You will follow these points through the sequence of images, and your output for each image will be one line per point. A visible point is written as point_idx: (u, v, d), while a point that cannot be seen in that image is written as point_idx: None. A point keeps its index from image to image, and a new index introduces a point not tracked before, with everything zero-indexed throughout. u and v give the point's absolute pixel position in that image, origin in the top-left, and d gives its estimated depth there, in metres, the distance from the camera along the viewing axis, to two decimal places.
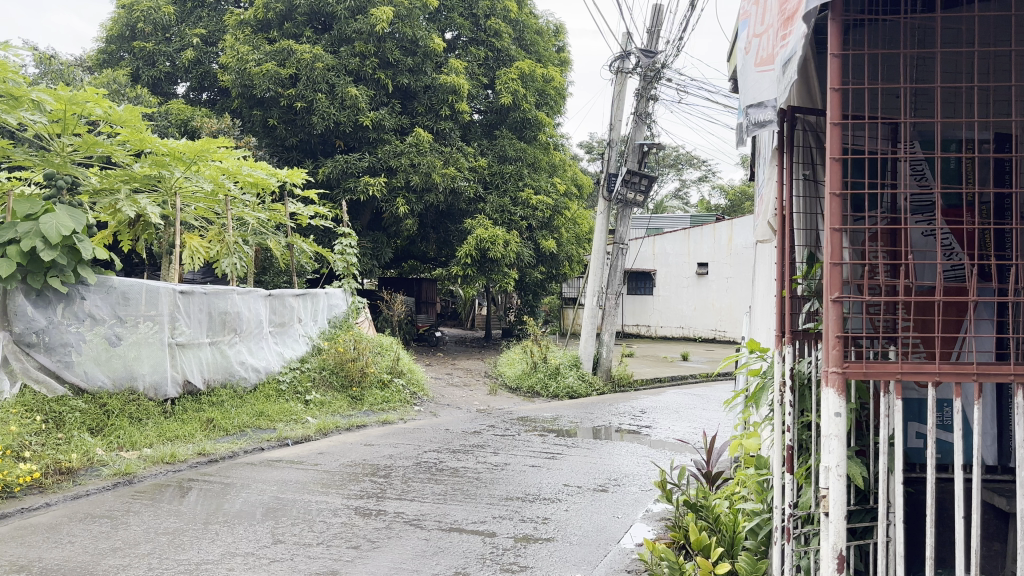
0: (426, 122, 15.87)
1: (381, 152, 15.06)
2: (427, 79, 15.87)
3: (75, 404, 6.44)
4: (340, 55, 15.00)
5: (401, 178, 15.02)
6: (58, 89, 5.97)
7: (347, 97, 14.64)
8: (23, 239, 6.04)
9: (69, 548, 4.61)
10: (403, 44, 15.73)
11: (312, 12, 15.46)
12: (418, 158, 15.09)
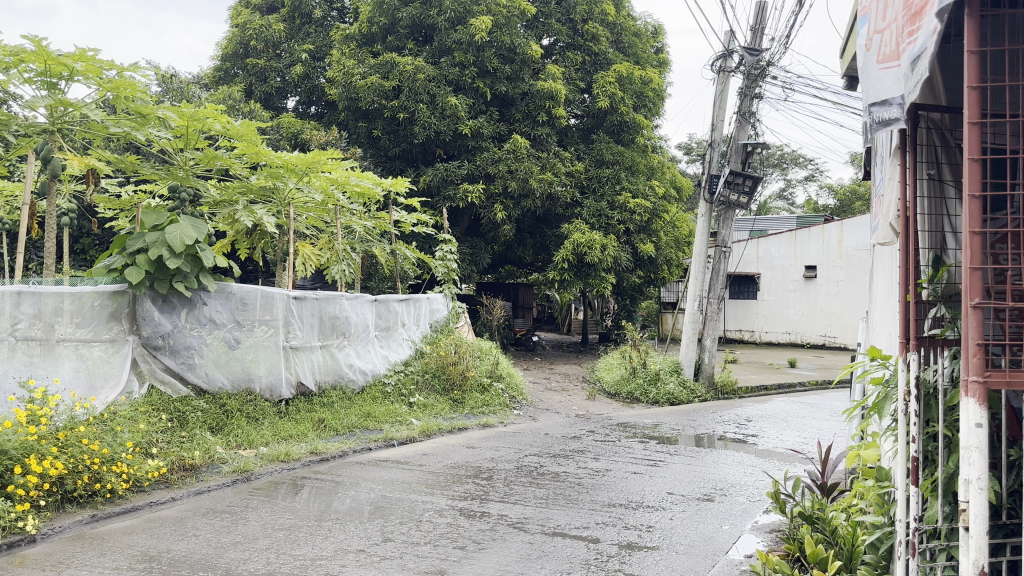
0: (524, 128, 16.00)
1: (480, 160, 15.24)
2: (525, 86, 16.02)
3: (198, 404, 6.81)
4: (441, 66, 15.34)
5: (498, 184, 15.18)
6: (182, 106, 6.29)
7: (448, 106, 14.91)
8: (151, 248, 6.43)
9: (194, 541, 4.87)
10: (501, 53, 15.91)
11: (414, 25, 15.86)
12: (515, 165, 15.21)
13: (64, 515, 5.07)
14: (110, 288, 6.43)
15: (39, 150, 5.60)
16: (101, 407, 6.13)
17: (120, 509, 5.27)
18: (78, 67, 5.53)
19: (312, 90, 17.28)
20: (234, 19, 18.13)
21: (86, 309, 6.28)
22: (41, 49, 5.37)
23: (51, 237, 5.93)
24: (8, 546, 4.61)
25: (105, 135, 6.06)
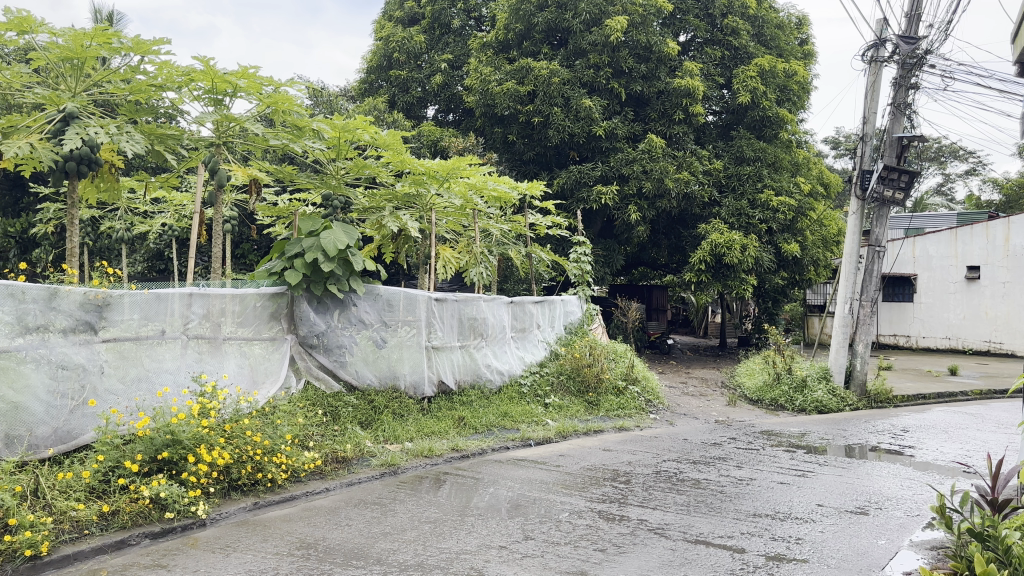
0: (660, 127, 15.82)
1: (614, 161, 15.21)
2: (660, 84, 15.83)
3: (349, 400, 7.18)
4: (576, 69, 15.45)
5: (632, 185, 15.06)
6: (334, 118, 6.60)
7: (582, 108, 14.93)
8: (308, 253, 6.84)
9: (347, 530, 5.14)
10: (636, 52, 15.83)
11: (550, 29, 16.07)
12: (650, 165, 15.06)
13: (231, 501, 5.48)
14: (271, 290, 6.86)
15: (207, 162, 6.01)
16: (263, 401, 6.57)
17: (280, 497, 5.64)
18: (241, 84, 5.86)
19: (451, 98, 17.83)
20: (378, 32, 18.98)
21: (250, 310, 6.71)
22: (209, 68, 5.72)
23: (218, 242, 6.35)
24: (183, 529, 5.07)
25: (264, 147, 6.40)
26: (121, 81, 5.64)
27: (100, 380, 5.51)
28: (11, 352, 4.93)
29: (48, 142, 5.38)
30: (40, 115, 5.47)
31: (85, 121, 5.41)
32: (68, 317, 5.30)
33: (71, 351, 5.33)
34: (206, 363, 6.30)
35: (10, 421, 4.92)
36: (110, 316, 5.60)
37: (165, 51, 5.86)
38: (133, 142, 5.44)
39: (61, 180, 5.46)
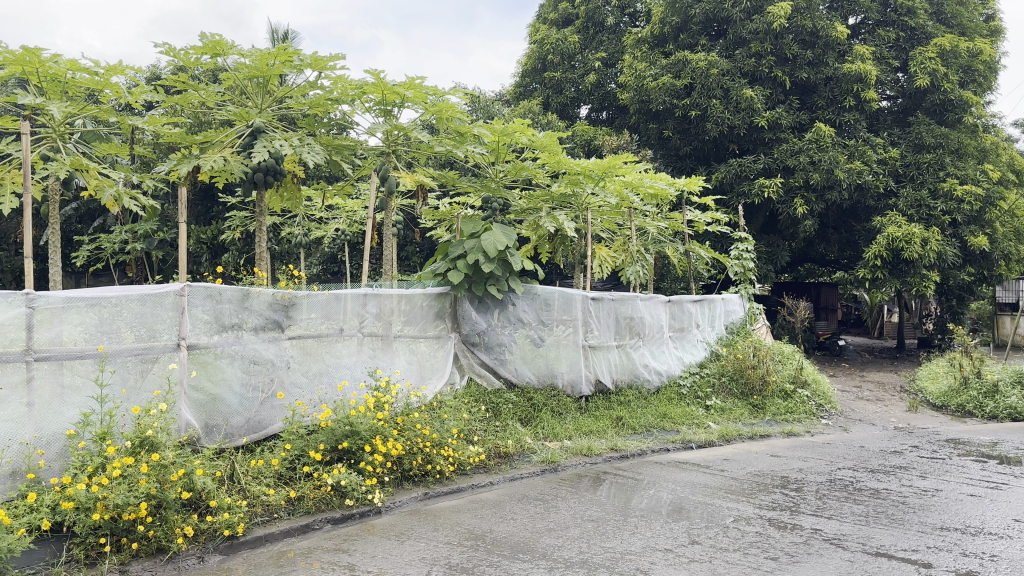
0: (828, 115, 15.28)
1: (778, 152, 14.89)
2: (829, 70, 15.27)
3: (509, 397, 7.38)
4: (736, 59, 15.42)
5: (799, 177, 14.65)
6: (494, 123, 6.77)
7: (742, 99, 14.84)
8: (470, 254, 7.09)
9: (512, 524, 5.31)
10: (801, 38, 15.44)
11: (707, 20, 16.20)
12: (818, 155, 14.52)
13: (403, 491, 5.84)
14: (437, 290, 7.16)
15: (379, 169, 6.49)
16: (431, 396, 6.91)
17: (448, 489, 5.92)
18: (409, 95, 6.14)
19: (604, 96, 18.03)
20: (532, 35, 19.42)
21: (417, 309, 7.04)
22: (379, 81, 6.06)
23: (388, 245, 6.73)
24: (361, 515, 5.48)
25: (430, 154, 6.64)
26: (302, 96, 6.08)
27: (287, 374, 6.05)
28: (209, 348, 5.58)
29: (238, 154, 5.96)
30: (230, 130, 6.02)
31: (270, 134, 5.93)
32: (258, 316, 5.85)
33: (261, 347, 5.89)
34: (379, 360, 6.70)
35: (209, 412, 5.58)
36: (295, 316, 6.10)
37: (340, 67, 6.22)
38: (313, 153, 5.86)
39: (251, 189, 6.00)
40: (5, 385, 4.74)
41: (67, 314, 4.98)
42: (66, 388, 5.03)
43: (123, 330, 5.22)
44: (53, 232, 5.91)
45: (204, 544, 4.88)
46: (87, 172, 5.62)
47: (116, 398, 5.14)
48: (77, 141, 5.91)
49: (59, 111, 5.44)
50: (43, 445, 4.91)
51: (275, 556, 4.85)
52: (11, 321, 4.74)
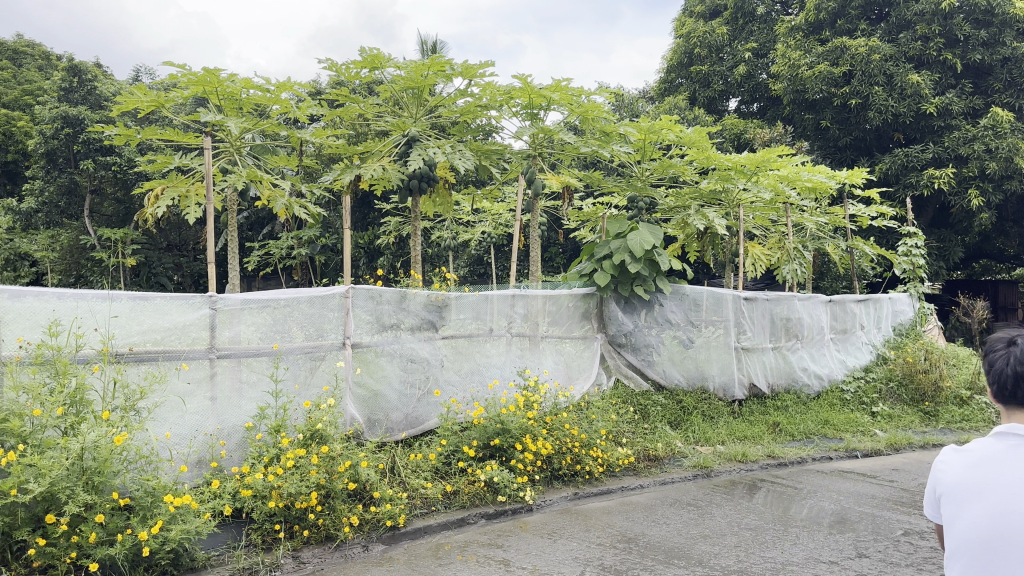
0: (1005, 100, 14.71)
1: (948, 141, 14.39)
2: (1005, 50, 14.72)
3: (658, 399, 7.33)
4: (901, 43, 15.05)
5: (973, 167, 14.09)
6: (640, 121, 6.69)
7: (908, 85, 14.62)
8: (616, 254, 7.14)
9: (666, 529, 5.24)
10: (974, 17, 14.93)
11: (867, 4, 15.97)
12: (995, 142, 13.92)
13: (554, 490, 5.94)
14: (583, 291, 7.31)
15: (525, 173, 6.62)
16: (579, 395, 7.04)
17: (598, 490, 5.96)
18: (555, 97, 6.19)
19: (754, 87, 18.52)
20: (678, 29, 20.12)
21: (564, 310, 7.21)
22: (527, 85, 6.14)
23: (535, 247, 6.91)
24: (513, 512, 5.64)
25: (576, 155, 6.65)
26: (454, 104, 6.35)
27: (441, 372, 6.38)
28: (371, 346, 6.01)
29: (396, 163, 6.41)
30: (388, 140, 6.43)
31: (425, 143, 6.30)
32: (414, 316, 6.24)
33: (418, 346, 6.27)
34: (528, 360, 6.90)
35: (371, 407, 6.00)
36: (448, 316, 6.45)
37: (489, 74, 6.40)
38: (464, 159, 6.10)
39: (407, 196, 6.49)
40: (191, 380, 5.28)
41: (244, 315, 5.50)
42: (244, 384, 5.53)
43: (294, 330, 5.71)
44: (231, 242, 6.39)
45: (369, 533, 5.15)
46: (262, 183, 6.10)
47: (288, 393, 5.60)
48: (250, 155, 6.39)
49: (235, 126, 5.86)
50: (224, 436, 5.40)
51: (433, 548, 5.05)
52: (196, 322, 5.30)
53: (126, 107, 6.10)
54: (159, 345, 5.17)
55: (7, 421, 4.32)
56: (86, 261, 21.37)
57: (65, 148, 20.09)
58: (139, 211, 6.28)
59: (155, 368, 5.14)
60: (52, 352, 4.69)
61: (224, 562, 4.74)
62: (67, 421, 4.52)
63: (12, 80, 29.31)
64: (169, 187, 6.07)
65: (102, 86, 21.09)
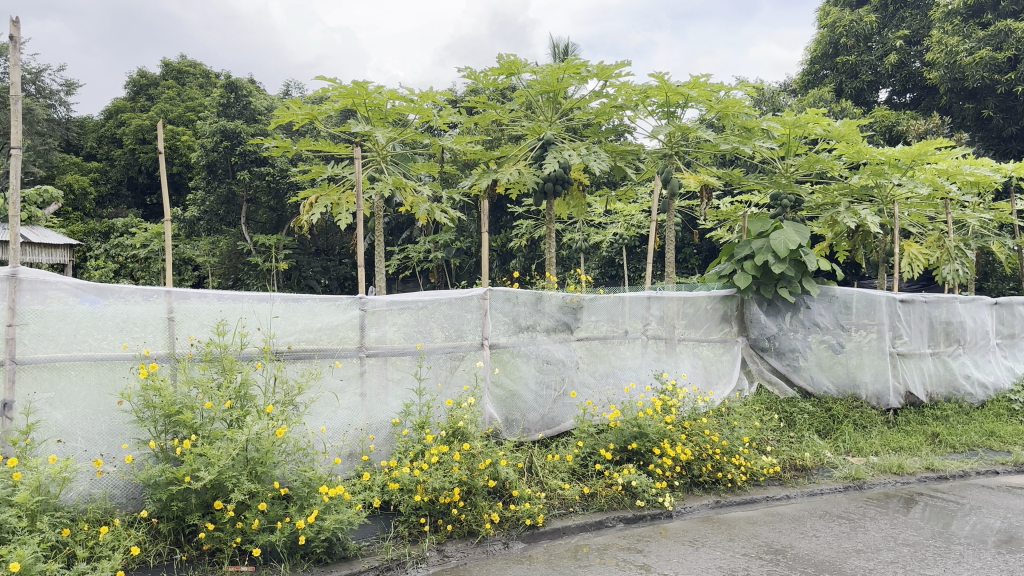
0: None
1: None
2: None
3: (804, 407, 7.07)
4: None
5: None
6: (784, 116, 6.54)
7: None
8: (759, 254, 6.94)
9: (815, 542, 5.01)
10: None
11: None
12: None
13: (694, 497, 5.83)
14: (721, 293, 7.22)
15: (662, 172, 6.52)
16: (719, 401, 6.91)
17: (741, 499, 5.80)
18: (694, 95, 6.13)
19: (908, 76, 20.29)
20: (824, 20, 21.97)
21: (701, 312, 7.11)
22: (664, 83, 6.09)
23: (671, 248, 6.79)
24: (652, 517, 5.55)
25: (715, 153, 6.53)
26: (589, 106, 6.37)
27: (577, 373, 6.39)
28: (508, 347, 6.11)
29: (531, 166, 6.45)
30: (524, 144, 6.54)
31: (559, 146, 6.30)
32: (551, 318, 6.28)
33: (554, 348, 6.31)
34: (664, 363, 6.85)
35: (508, 406, 6.10)
36: (584, 318, 6.46)
37: (625, 74, 6.40)
38: (599, 160, 6.08)
39: (542, 199, 6.51)
40: (343, 377, 5.55)
41: (390, 316, 5.72)
42: (390, 382, 5.75)
43: (435, 331, 5.87)
44: (377, 247, 6.73)
45: (509, 530, 5.22)
46: (406, 190, 6.54)
47: (432, 391, 5.79)
48: (394, 163, 6.73)
49: (383, 137, 6.24)
50: (373, 431, 5.66)
51: (572, 549, 5.05)
52: (345, 322, 5.56)
53: (283, 120, 6.51)
54: (314, 344, 5.45)
55: (181, 412, 4.63)
56: (243, 265, 23.23)
57: (224, 160, 21.82)
58: (296, 218, 6.80)
59: (311, 365, 5.43)
60: (220, 350, 5.04)
61: (374, 552, 4.90)
62: (233, 414, 4.81)
63: (178, 98, 32.33)
64: (323, 196, 6.49)
65: (256, 101, 22.57)
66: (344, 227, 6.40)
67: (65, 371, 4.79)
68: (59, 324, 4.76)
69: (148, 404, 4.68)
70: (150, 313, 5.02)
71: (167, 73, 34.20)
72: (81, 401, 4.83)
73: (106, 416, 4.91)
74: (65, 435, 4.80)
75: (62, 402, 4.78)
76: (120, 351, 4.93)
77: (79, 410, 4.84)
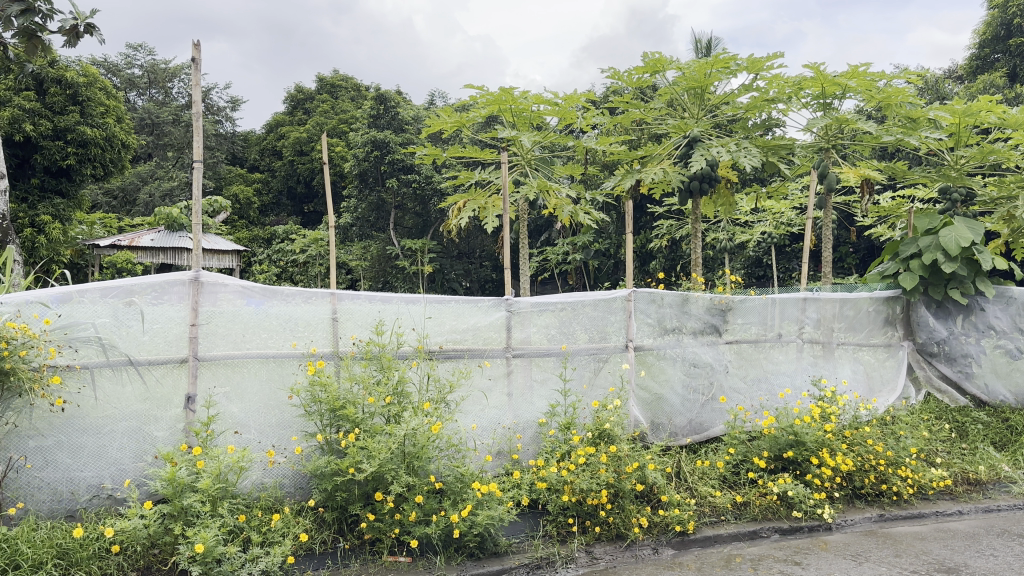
0: None
1: None
2: None
3: (978, 417, 6.66)
4: None
5: None
6: (954, 104, 6.20)
7: None
8: (926, 253, 6.58)
9: (994, 562, 4.65)
10: None
11: None
12: None
13: (855, 509, 5.55)
14: (885, 294, 6.86)
15: (818, 167, 6.45)
16: (884, 410, 6.62)
17: (907, 513, 5.50)
18: (852, 85, 5.95)
19: None
20: (993, 3, 20.70)
21: (862, 315, 6.78)
22: (819, 74, 5.96)
23: (828, 247, 6.52)
24: (810, 529, 5.32)
25: (876, 146, 6.29)
26: (738, 101, 6.22)
27: (726, 378, 6.23)
28: (653, 349, 6.02)
29: (676, 165, 6.36)
30: (668, 143, 6.46)
31: (706, 143, 6.17)
32: (697, 320, 6.15)
33: (701, 351, 6.17)
34: (822, 368, 6.56)
35: (654, 410, 6.02)
36: (732, 320, 6.28)
37: (777, 68, 6.27)
38: (750, 156, 5.86)
39: (687, 198, 6.41)
40: (492, 377, 5.65)
41: (534, 317, 5.77)
42: (535, 382, 5.81)
43: (578, 332, 5.87)
44: (523, 248, 6.89)
45: (658, 536, 5.12)
46: (550, 193, 6.72)
47: (577, 392, 5.80)
48: (540, 166, 6.87)
49: (528, 141, 6.39)
50: (521, 430, 5.72)
51: (725, 558, 4.92)
52: (490, 323, 5.65)
53: (433, 128, 6.76)
54: (462, 344, 5.57)
55: (344, 407, 4.84)
56: (392, 269, 24.25)
57: (375, 169, 23.10)
58: (443, 222, 7.09)
59: (461, 365, 5.56)
60: (379, 348, 5.22)
61: (524, 550, 4.95)
62: (391, 410, 4.97)
63: (331, 111, 34.25)
64: (470, 200, 6.75)
65: (403, 111, 23.62)
66: (491, 230, 6.62)
67: (240, 368, 5.11)
68: (229, 324, 5.06)
69: (315, 399, 4.92)
70: (315, 314, 5.29)
71: (322, 87, 36.26)
72: (253, 395, 5.14)
73: (277, 410, 5.20)
74: (241, 427, 5.12)
75: (237, 396, 5.10)
76: (289, 349, 5.23)
77: (252, 404, 5.14)
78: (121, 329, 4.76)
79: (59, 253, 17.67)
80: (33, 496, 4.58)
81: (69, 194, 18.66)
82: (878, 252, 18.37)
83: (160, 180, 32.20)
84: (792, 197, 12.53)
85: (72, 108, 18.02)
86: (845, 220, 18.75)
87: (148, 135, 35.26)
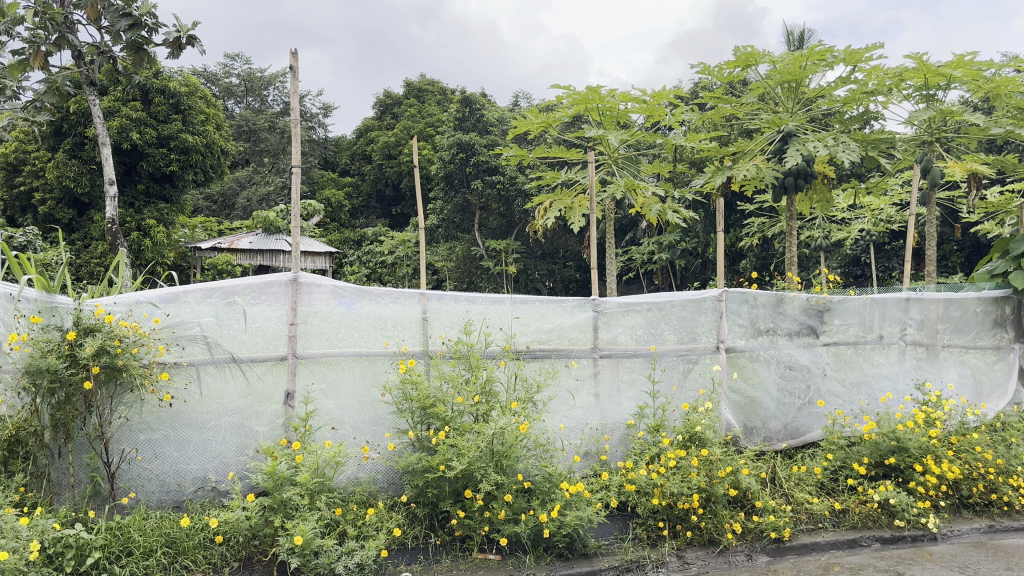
0: None
1: None
2: None
3: None
4: None
5: None
6: None
7: None
8: None
9: None
10: None
11: None
12: None
13: (962, 520, 5.31)
14: (993, 294, 6.56)
15: (921, 161, 6.36)
16: (993, 415, 6.36)
17: (1019, 525, 5.24)
18: (957, 75, 5.74)
19: None
20: None
21: (969, 315, 6.50)
22: (922, 64, 5.79)
23: (931, 245, 6.29)
24: (913, 539, 5.11)
25: (984, 138, 6.03)
26: (836, 94, 6.05)
27: (824, 381, 6.05)
28: (745, 351, 5.89)
29: (770, 160, 6.22)
30: (761, 138, 6.33)
31: (801, 137, 6.02)
32: (792, 321, 5.98)
33: (796, 353, 6.01)
34: (925, 372, 6.32)
35: (747, 413, 5.91)
36: (830, 321, 6.09)
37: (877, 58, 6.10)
38: (849, 151, 5.67)
39: (781, 195, 6.30)
40: (579, 377, 5.64)
41: (622, 318, 5.73)
42: (623, 383, 5.76)
43: (667, 333, 5.80)
44: (610, 247, 6.85)
45: (752, 542, 5.00)
46: (637, 191, 6.67)
47: (666, 394, 5.73)
48: (626, 165, 6.83)
49: (615, 139, 6.38)
50: (609, 431, 5.69)
51: (823, 567, 4.78)
52: (577, 323, 5.64)
53: (520, 129, 6.78)
54: (548, 344, 5.57)
55: (434, 406, 4.90)
56: (477, 269, 24.54)
57: (460, 171, 23.52)
58: (529, 222, 7.12)
59: (548, 365, 5.56)
60: (467, 348, 5.27)
61: (614, 551, 4.89)
62: (480, 409, 5.01)
63: (419, 115, 34.86)
64: (556, 201, 6.76)
65: (488, 114, 23.98)
66: (577, 230, 6.63)
67: (335, 365, 5.25)
68: (324, 324, 5.21)
69: (406, 397, 4.99)
70: (405, 314, 5.40)
71: (409, 92, 36.98)
72: (348, 393, 5.27)
73: (370, 407, 5.33)
74: (337, 423, 5.25)
75: (333, 393, 5.24)
76: (382, 348, 5.34)
77: (347, 401, 5.28)
78: (224, 327, 4.95)
79: (164, 255, 18.77)
80: (142, 487, 4.80)
81: (172, 199, 19.62)
82: (984, 249, 17.52)
83: (257, 184, 33.45)
84: (894, 193, 12.08)
85: (176, 116, 18.87)
86: (948, 216, 17.97)
87: (246, 142, 36.72)
